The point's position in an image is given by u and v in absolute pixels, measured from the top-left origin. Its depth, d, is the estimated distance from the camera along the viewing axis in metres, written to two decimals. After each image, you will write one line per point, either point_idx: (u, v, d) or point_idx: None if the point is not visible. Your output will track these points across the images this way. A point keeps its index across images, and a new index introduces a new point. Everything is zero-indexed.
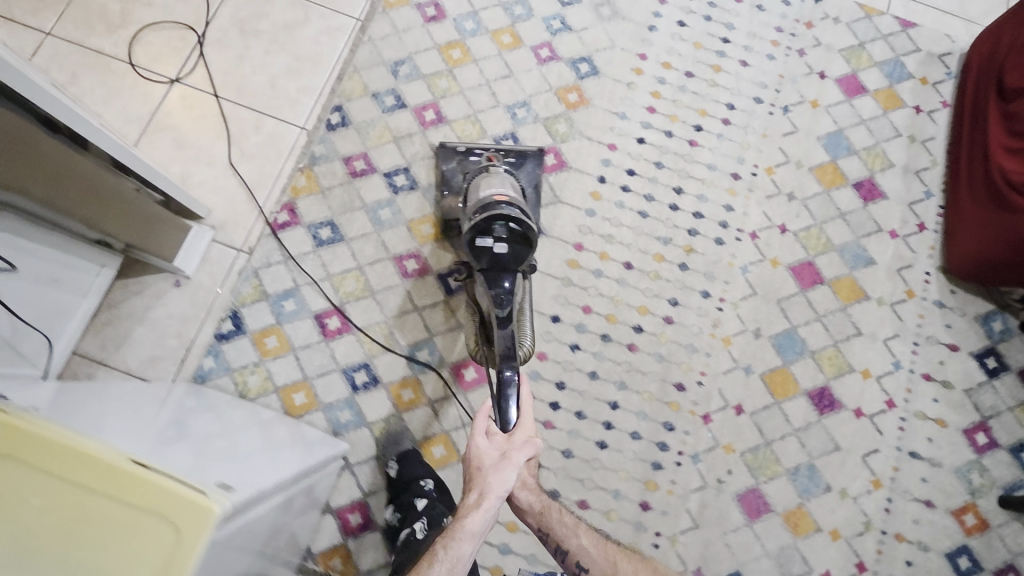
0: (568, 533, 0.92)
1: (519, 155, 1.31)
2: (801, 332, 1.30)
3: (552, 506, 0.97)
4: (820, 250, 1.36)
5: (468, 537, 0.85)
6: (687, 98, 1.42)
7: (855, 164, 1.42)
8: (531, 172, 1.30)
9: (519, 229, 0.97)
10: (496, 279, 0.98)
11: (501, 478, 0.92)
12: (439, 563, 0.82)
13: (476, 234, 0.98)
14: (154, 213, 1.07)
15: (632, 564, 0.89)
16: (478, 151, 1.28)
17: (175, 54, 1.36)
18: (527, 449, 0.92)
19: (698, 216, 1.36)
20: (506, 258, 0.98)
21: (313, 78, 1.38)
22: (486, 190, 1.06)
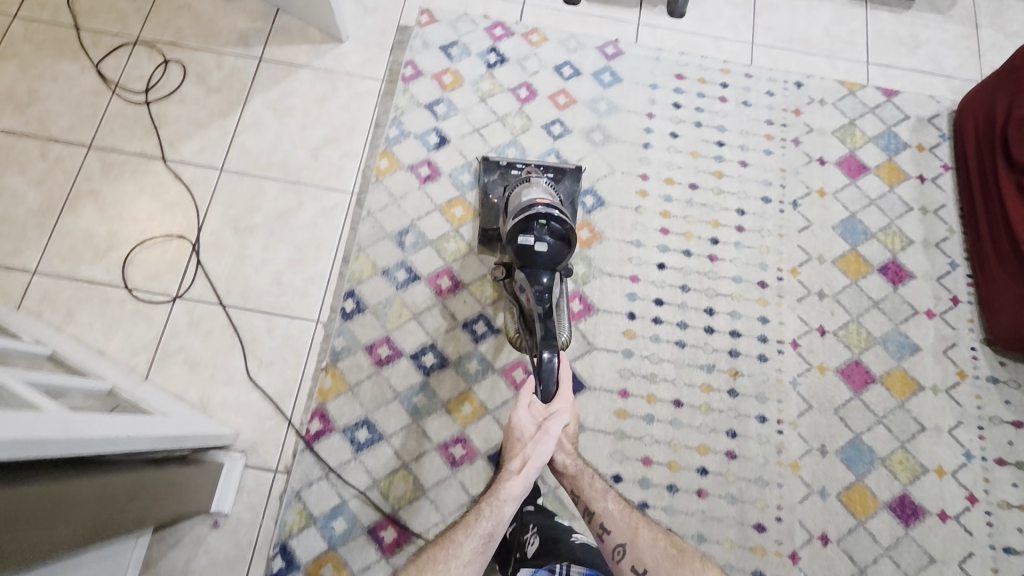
0: (597, 496, 1.00)
1: (558, 172, 1.36)
2: (865, 439, 1.27)
3: (585, 470, 1.05)
4: (863, 346, 1.33)
5: (511, 499, 0.95)
6: (697, 212, 1.41)
7: (876, 248, 1.41)
8: (568, 188, 1.34)
9: (560, 230, 1.09)
10: (535, 275, 1.07)
11: (540, 448, 1.00)
12: (485, 520, 0.92)
13: (520, 231, 1.09)
14: (176, 479, 0.99)
15: (654, 534, 0.94)
16: (520, 165, 1.35)
17: (171, 269, 1.31)
18: (562, 420, 1.02)
19: (735, 334, 1.32)
20: (546, 255, 1.08)
21: (318, 264, 1.33)
22: (526, 197, 1.17)
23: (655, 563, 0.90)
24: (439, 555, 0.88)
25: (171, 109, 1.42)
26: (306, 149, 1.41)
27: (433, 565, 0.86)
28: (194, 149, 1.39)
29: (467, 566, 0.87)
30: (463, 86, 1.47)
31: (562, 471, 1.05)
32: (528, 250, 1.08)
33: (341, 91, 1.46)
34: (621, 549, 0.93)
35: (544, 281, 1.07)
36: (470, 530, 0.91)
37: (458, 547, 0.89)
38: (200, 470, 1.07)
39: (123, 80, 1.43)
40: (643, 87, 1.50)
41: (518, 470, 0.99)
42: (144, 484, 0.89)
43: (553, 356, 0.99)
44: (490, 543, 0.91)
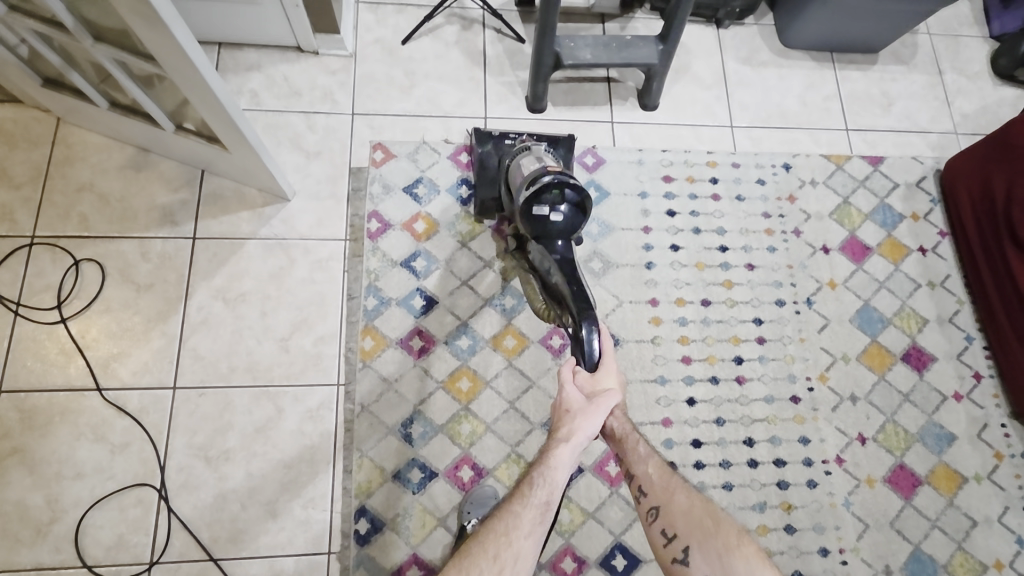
0: (639, 459, 0.88)
1: (552, 141, 1.28)
2: (925, 549, 1.23)
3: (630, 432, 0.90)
4: (903, 447, 1.29)
5: (564, 468, 0.80)
6: (714, 331, 1.32)
7: (895, 335, 1.37)
8: (565, 158, 1.27)
9: (575, 197, 1.06)
10: (551, 242, 1.05)
11: (592, 419, 0.83)
12: (539, 489, 0.79)
13: (534, 203, 1.05)
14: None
15: (692, 499, 0.83)
16: (513, 136, 1.27)
17: (137, 528, 1.08)
18: (614, 396, 0.84)
19: (780, 462, 1.25)
20: (562, 224, 1.06)
21: (316, 481, 1.14)
22: (532, 165, 1.13)
23: (689, 529, 0.80)
24: (496, 529, 0.76)
25: (96, 323, 1.17)
26: (274, 342, 1.21)
27: (494, 541, 0.74)
28: (134, 369, 1.16)
29: (528, 538, 0.75)
30: (439, 232, 1.30)
31: (606, 434, 0.90)
32: (543, 221, 1.05)
33: (300, 262, 1.26)
34: (655, 513, 0.83)
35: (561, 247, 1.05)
36: (525, 500, 0.78)
37: (515, 518, 0.76)
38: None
39: (27, 296, 1.18)
40: (632, 198, 1.39)
41: (567, 437, 0.82)
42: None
43: (592, 331, 0.87)
44: (548, 514, 0.78)
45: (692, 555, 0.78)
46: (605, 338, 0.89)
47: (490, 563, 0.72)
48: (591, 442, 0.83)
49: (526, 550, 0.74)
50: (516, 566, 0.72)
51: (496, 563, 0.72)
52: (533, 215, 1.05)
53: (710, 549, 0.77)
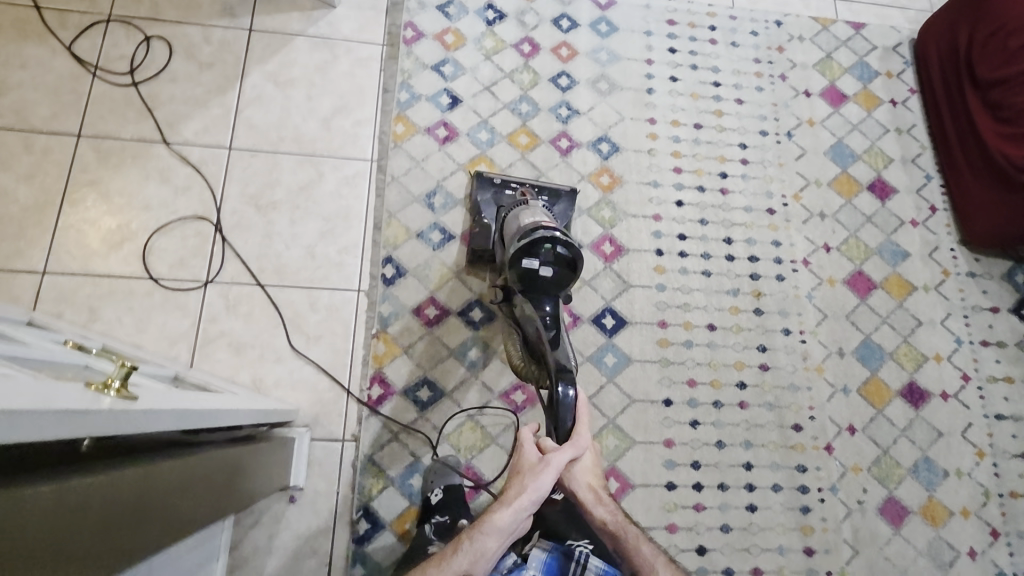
0: (645, 564, 0.89)
1: (553, 194, 1.31)
2: (875, 339, 1.41)
3: (628, 530, 0.93)
4: (863, 257, 1.47)
5: (494, 536, 0.85)
6: (704, 150, 1.50)
7: (863, 168, 1.55)
8: (564, 212, 1.30)
9: (566, 254, 1.00)
10: (539, 301, 1.02)
11: (540, 483, 0.87)
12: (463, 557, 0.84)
13: (524, 255, 1.00)
14: (252, 454, 0.92)
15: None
16: (514, 184, 1.31)
17: (196, 253, 1.25)
18: (569, 454, 0.89)
19: (753, 259, 1.43)
20: (550, 281, 1.01)
21: (350, 233, 1.32)
22: (528, 219, 1.08)
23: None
24: None
25: (164, 89, 1.34)
26: (317, 121, 1.38)
27: None
28: (196, 130, 1.33)
29: None
30: (466, 45, 1.47)
31: (602, 529, 0.93)
32: (532, 275, 1.00)
33: (343, 58, 1.43)
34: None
35: (548, 309, 1.01)
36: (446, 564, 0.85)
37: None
38: (270, 442, 1.04)
39: (103, 61, 1.34)
40: (639, 35, 1.55)
41: (508, 503, 0.87)
42: (225, 464, 0.79)
43: (568, 392, 0.93)
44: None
45: None
46: (581, 403, 0.96)
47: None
48: (535, 505, 0.86)
49: None
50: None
51: None
52: (521, 266, 1.00)
53: None
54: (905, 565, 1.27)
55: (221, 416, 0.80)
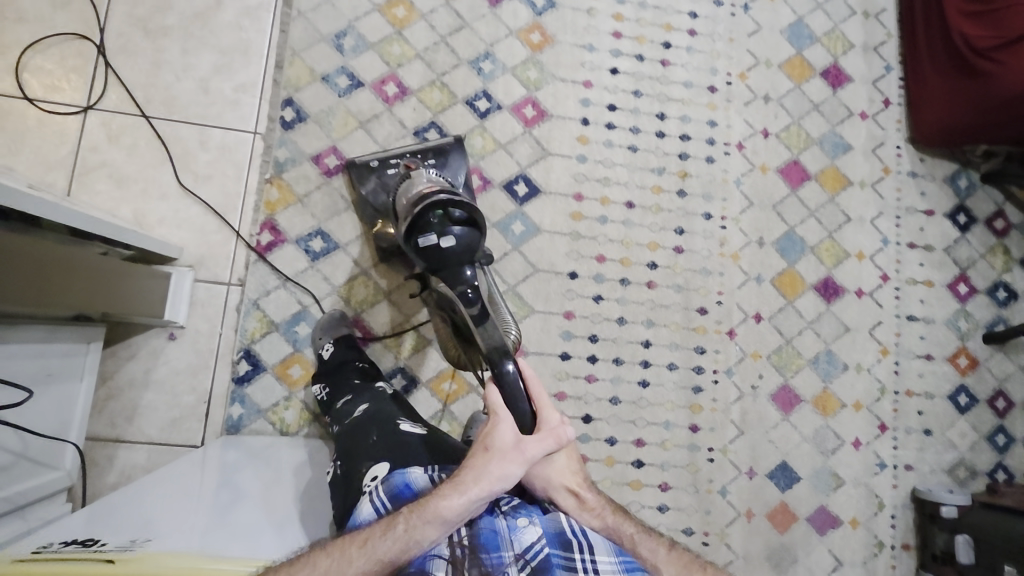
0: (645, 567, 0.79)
1: (438, 153, 1.17)
2: (799, 232, 1.36)
3: (620, 536, 0.83)
4: (801, 147, 1.39)
5: (435, 524, 0.71)
6: (649, 15, 1.37)
7: (820, 52, 1.43)
8: (458, 166, 1.17)
9: (462, 214, 0.95)
10: (455, 273, 0.94)
11: (507, 469, 0.74)
12: (390, 543, 0.70)
13: (418, 235, 0.94)
14: (110, 264, 0.91)
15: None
16: (395, 160, 1.16)
17: (75, 75, 1.16)
18: (550, 443, 0.77)
19: (685, 138, 1.35)
20: (456, 248, 0.95)
21: (248, 70, 1.22)
22: (415, 190, 1.01)
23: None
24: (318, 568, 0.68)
25: None
26: None
27: None
28: None
29: None
30: None
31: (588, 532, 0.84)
32: (435, 251, 0.94)
33: None
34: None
35: (468, 275, 0.95)
36: (370, 550, 0.70)
37: (348, 564, 0.68)
38: (150, 273, 1.04)
39: None
40: None
41: (461, 486, 0.73)
42: (54, 254, 0.78)
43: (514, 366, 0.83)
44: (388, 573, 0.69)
45: None
46: (534, 380, 0.85)
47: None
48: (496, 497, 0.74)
49: None
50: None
51: None
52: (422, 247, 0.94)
53: None
54: (787, 448, 1.30)
55: (48, 208, 0.78)
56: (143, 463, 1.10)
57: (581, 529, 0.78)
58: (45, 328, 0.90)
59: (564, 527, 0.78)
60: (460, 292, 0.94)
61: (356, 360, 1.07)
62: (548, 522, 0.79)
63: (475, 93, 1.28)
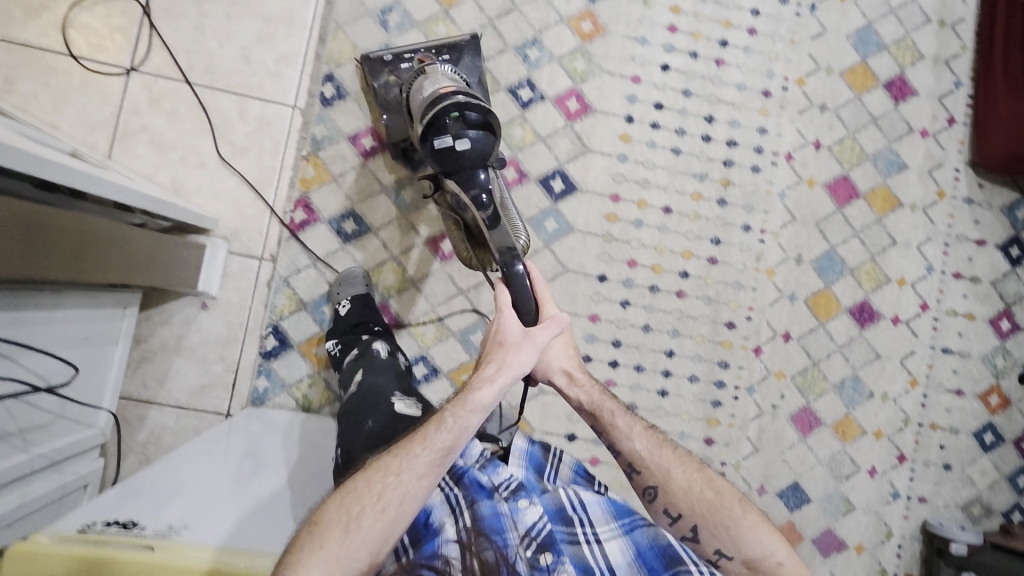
0: (623, 434, 0.84)
1: (452, 50, 1.11)
2: (840, 251, 1.32)
3: (603, 403, 0.87)
4: (854, 162, 1.33)
5: (478, 412, 0.77)
6: (709, 10, 1.30)
7: (885, 62, 1.35)
8: (471, 66, 1.12)
9: (479, 117, 0.90)
10: (469, 179, 0.91)
11: (524, 358, 0.80)
12: (446, 432, 0.75)
13: (432, 136, 0.90)
14: (147, 237, 0.93)
15: (689, 473, 0.81)
16: (408, 55, 1.10)
17: (120, 35, 1.15)
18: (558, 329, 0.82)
19: (732, 144, 1.30)
20: (472, 152, 0.90)
21: (291, 42, 1.19)
22: (427, 92, 0.96)
23: (693, 508, 0.78)
24: (387, 467, 0.72)
25: None
26: None
27: (381, 480, 0.71)
28: None
29: (421, 479, 0.72)
30: None
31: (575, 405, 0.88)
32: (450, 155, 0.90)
33: None
34: (652, 492, 0.80)
35: (483, 178, 0.92)
36: (427, 442, 0.74)
37: (412, 458, 0.73)
38: (187, 243, 1.05)
39: None
40: None
41: (492, 379, 0.78)
42: (94, 229, 0.79)
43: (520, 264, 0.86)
44: (449, 457, 0.74)
45: (701, 534, 0.77)
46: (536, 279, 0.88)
47: (373, 499, 0.70)
48: (519, 381, 0.80)
49: (418, 492, 0.71)
50: (400, 503, 0.70)
51: (380, 502, 0.70)
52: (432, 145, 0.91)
53: (715, 524, 0.77)
54: (800, 470, 1.29)
55: (87, 180, 0.78)
56: (170, 426, 1.14)
57: (579, 504, 0.84)
58: (85, 295, 0.92)
59: (564, 504, 0.84)
60: (473, 197, 0.92)
61: (373, 323, 1.11)
62: (547, 499, 0.85)
63: (519, 81, 1.24)
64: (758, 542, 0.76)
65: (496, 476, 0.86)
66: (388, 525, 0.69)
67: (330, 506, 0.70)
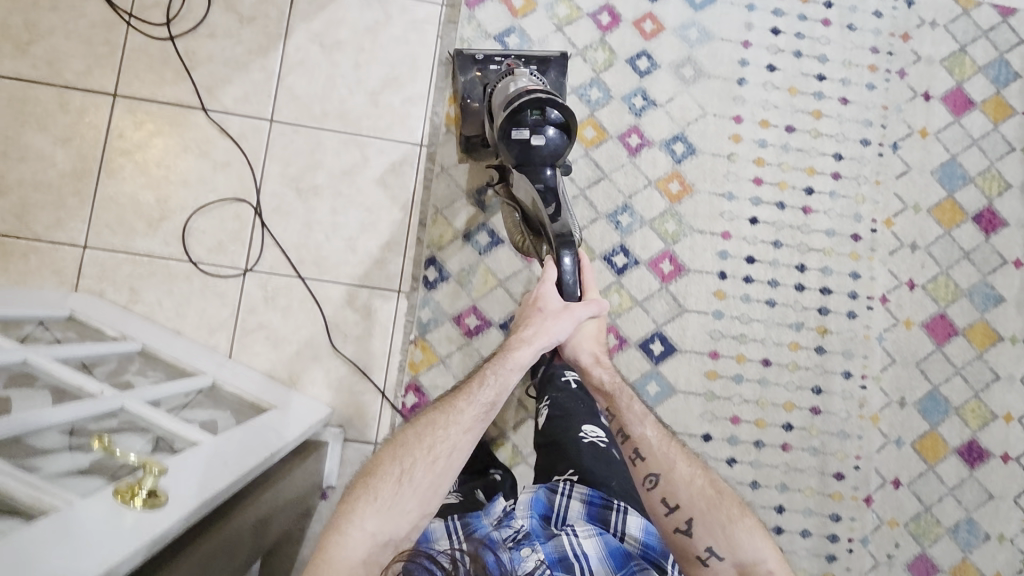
0: (635, 420, 0.90)
1: (541, 62, 1.13)
2: (943, 390, 1.30)
3: (622, 390, 0.93)
4: (950, 299, 1.32)
5: (517, 370, 0.86)
6: (792, 159, 1.31)
7: (973, 194, 1.34)
8: (556, 82, 1.13)
9: (559, 118, 0.96)
10: (536, 171, 0.98)
11: (562, 325, 0.88)
12: (488, 389, 0.83)
13: (511, 125, 0.95)
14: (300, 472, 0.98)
15: (693, 470, 0.84)
16: (498, 58, 1.14)
17: (235, 238, 1.20)
18: (596, 309, 0.89)
19: (826, 291, 1.30)
20: (544, 148, 0.97)
21: (394, 229, 1.23)
22: (513, 88, 1.00)
23: (691, 501, 0.82)
24: (434, 422, 0.81)
25: (202, 48, 1.22)
26: (364, 94, 1.24)
27: (430, 435, 0.79)
28: (236, 96, 1.22)
29: (466, 433, 0.80)
30: (536, 11, 1.27)
31: (596, 387, 0.95)
32: (526, 147, 0.97)
33: (395, 19, 1.25)
34: (654, 480, 0.84)
35: (547, 173, 0.98)
36: (471, 398, 0.83)
37: (459, 413, 0.81)
38: (303, 464, 1.01)
39: (137, 8, 1.21)
40: (738, 9, 1.32)
41: (530, 341, 0.87)
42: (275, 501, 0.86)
43: (570, 254, 0.91)
44: (491, 412, 0.83)
45: (695, 528, 0.80)
46: (583, 264, 0.95)
47: (425, 453, 0.78)
48: (554, 346, 0.88)
49: (462, 444, 0.80)
50: (449, 457, 0.78)
51: (429, 455, 0.78)
52: (512, 138, 0.96)
53: (710, 520, 0.80)
54: None
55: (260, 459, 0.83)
56: None
57: (583, 553, 0.78)
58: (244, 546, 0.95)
59: (566, 552, 0.77)
60: (537, 188, 0.98)
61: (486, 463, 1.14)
62: (550, 547, 0.78)
63: (612, 248, 1.26)
64: (750, 541, 0.79)
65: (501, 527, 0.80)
66: (437, 478, 0.77)
67: (385, 460, 0.78)
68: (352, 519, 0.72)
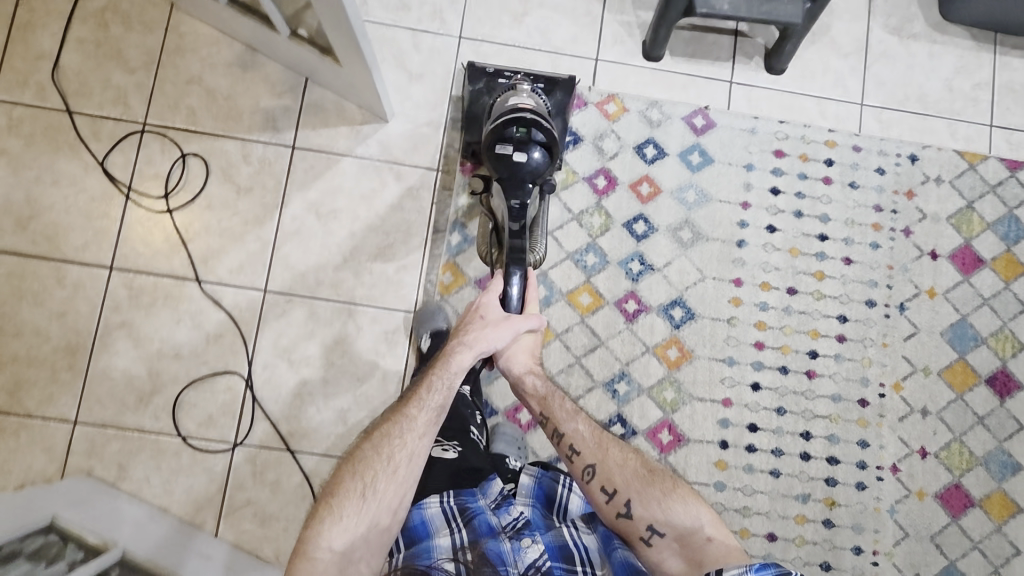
0: (567, 418, 0.91)
1: (548, 81, 1.18)
2: (960, 566, 1.24)
3: (553, 391, 0.95)
4: (964, 468, 1.26)
5: (461, 372, 0.90)
6: (794, 321, 1.28)
7: (985, 355, 1.29)
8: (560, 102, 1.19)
9: (543, 140, 1.04)
10: (514, 190, 1.04)
11: (498, 334, 0.93)
12: (436, 394, 0.88)
13: (498, 141, 1.03)
14: None
15: (624, 453, 0.87)
16: (508, 72, 1.17)
17: (225, 412, 1.19)
18: (534, 322, 0.95)
19: (833, 460, 1.25)
20: (528, 167, 1.03)
21: (385, 399, 1.20)
22: (508, 104, 1.07)
23: (626, 484, 0.83)
24: (391, 433, 0.85)
25: (199, 219, 1.23)
26: (358, 262, 1.24)
27: (388, 443, 0.83)
28: (231, 267, 1.22)
29: (422, 438, 0.85)
30: None
31: (530, 393, 0.95)
32: (507, 160, 1.03)
33: (391, 186, 1.26)
34: (591, 471, 0.86)
35: (528, 190, 1.04)
36: (422, 405, 0.87)
37: (411, 421, 0.86)
38: None
39: (136, 181, 1.23)
40: (737, 169, 1.31)
41: (470, 344, 0.92)
42: None
43: (518, 273, 0.99)
44: (441, 417, 0.88)
45: (634, 508, 0.82)
46: (529, 285, 1.01)
47: (386, 465, 0.82)
48: (491, 353, 0.93)
49: (419, 449, 0.84)
50: (408, 464, 0.82)
51: (389, 463, 0.82)
52: (496, 152, 1.04)
53: (647, 497, 0.82)
54: None
55: None
56: None
57: (581, 544, 0.84)
58: None
59: (566, 541, 0.84)
60: (511, 204, 1.04)
61: None
62: (550, 536, 0.85)
63: (609, 416, 1.23)
64: (685, 510, 0.81)
65: (505, 517, 0.88)
66: (398, 488, 0.81)
67: (347, 478, 0.81)
68: (317, 542, 0.76)
